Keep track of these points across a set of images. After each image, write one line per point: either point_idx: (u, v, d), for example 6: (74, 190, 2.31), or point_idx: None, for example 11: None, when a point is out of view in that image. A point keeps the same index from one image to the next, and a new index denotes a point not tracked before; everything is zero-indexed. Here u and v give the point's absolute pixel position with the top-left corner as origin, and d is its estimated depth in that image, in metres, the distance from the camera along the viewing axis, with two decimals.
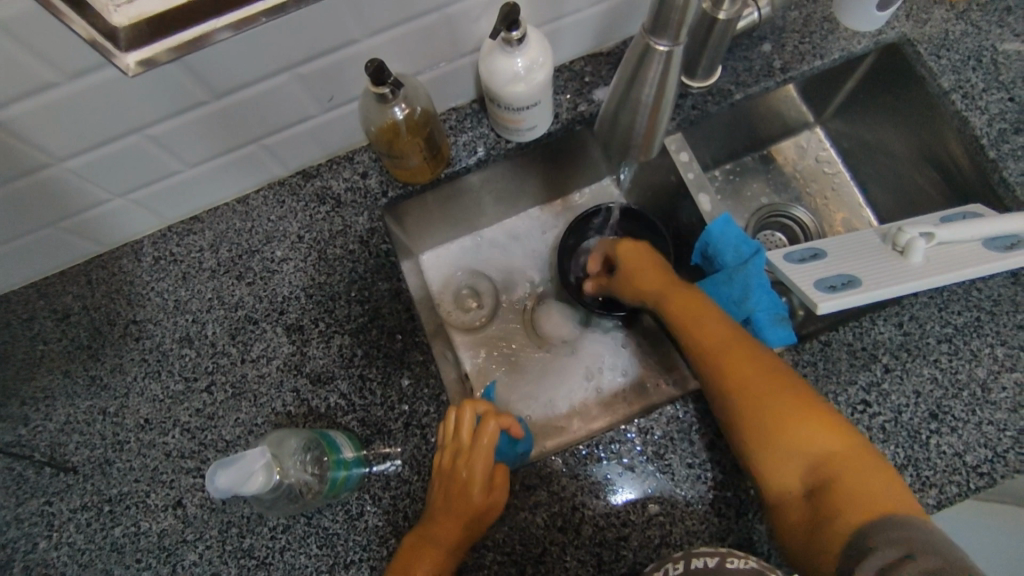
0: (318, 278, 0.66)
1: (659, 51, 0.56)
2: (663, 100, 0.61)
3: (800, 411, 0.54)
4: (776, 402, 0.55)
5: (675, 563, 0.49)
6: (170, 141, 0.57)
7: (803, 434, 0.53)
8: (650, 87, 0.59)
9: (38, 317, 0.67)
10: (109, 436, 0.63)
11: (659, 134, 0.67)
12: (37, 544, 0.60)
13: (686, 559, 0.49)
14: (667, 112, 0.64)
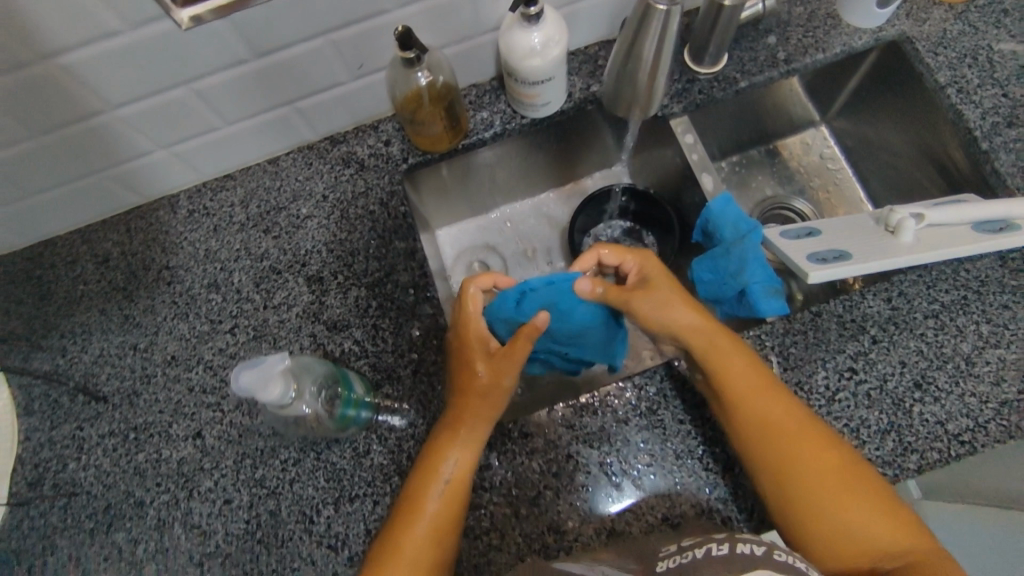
0: (340, 235, 0.71)
1: (658, 10, 0.61)
2: (663, 59, 0.66)
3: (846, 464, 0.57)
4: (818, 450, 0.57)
5: (720, 545, 0.47)
6: (215, 97, 0.63)
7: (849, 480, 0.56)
8: (650, 45, 0.64)
9: (80, 259, 0.72)
10: (139, 370, 0.68)
11: (658, 93, 0.71)
12: (67, 465, 0.65)
13: (732, 542, 0.46)
14: (664, 73, 0.68)
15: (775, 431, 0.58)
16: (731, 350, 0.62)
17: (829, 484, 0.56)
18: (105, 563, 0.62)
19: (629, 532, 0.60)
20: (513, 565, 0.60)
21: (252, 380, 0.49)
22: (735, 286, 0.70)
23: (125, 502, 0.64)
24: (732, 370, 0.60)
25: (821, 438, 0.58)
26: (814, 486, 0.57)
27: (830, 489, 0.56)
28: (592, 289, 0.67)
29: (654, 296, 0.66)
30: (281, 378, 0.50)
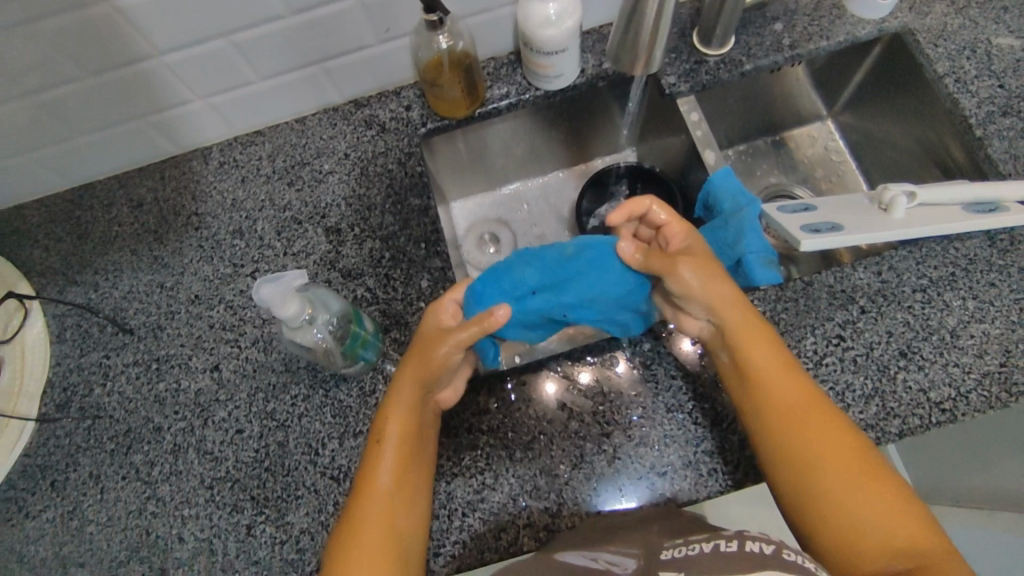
0: (359, 190, 0.75)
1: None
2: (661, 25, 0.70)
3: (849, 454, 0.56)
4: (824, 437, 0.57)
5: (727, 541, 0.41)
6: (251, 52, 0.68)
7: (852, 468, 0.55)
8: (650, 13, 0.69)
9: (116, 203, 0.77)
10: (165, 306, 0.72)
11: (657, 59, 0.76)
12: (92, 390, 0.70)
13: (741, 538, 0.41)
14: (663, 41, 0.72)
15: (781, 415, 0.58)
16: (744, 327, 0.60)
17: (834, 473, 0.55)
18: (123, 482, 0.66)
19: (618, 477, 0.63)
20: (504, 504, 0.62)
21: (273, 294, 0.53)
22: (732, 256, 0.73)
23: (144, 426, 0.68)
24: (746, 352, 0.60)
25: (821, 422, 0.57)
26: (819, 472, 0.56)
27: (836, 474, 0.55)
28: (632, 252, 0.62)
29: (691, 260, 0.61)
30: (297, 299, 0.55)
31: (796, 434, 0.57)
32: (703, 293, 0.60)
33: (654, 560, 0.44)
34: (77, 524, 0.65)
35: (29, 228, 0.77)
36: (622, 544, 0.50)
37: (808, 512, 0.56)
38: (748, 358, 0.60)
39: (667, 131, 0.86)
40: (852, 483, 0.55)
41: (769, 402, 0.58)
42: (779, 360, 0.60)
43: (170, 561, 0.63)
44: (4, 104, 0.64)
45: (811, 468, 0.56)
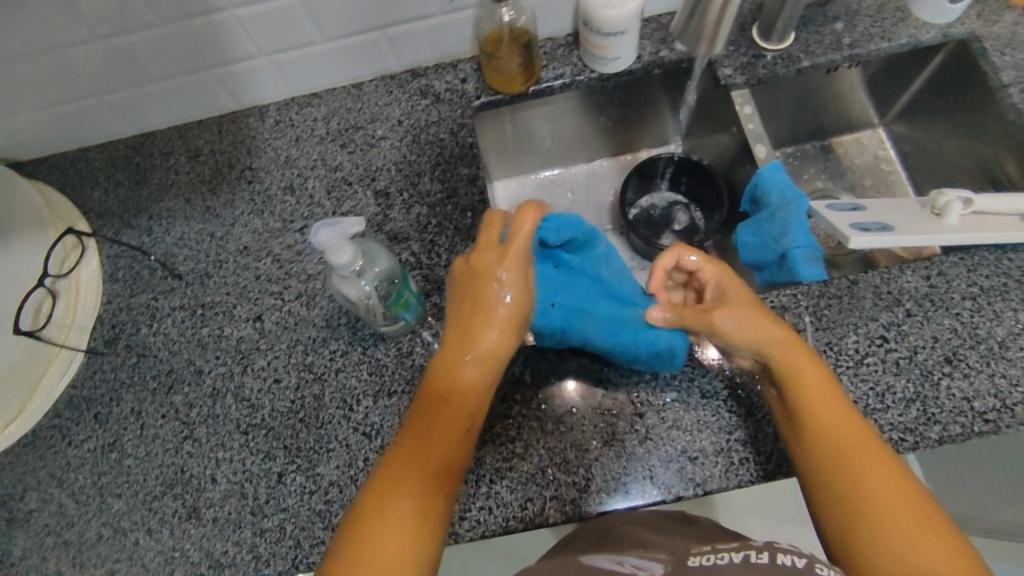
0: (409, 156, 0.76)
1: None
2: (730, 9, 0.71)
3: (882, 463, 0.51)
4: (855, 442, 0.53)
5: (758, 551, 0.38)
6: (319, 12, 0.69)
7: (882, 476, 0.51)
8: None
9: (175, 153, 0.80)
10: (213, 255, 0.74)
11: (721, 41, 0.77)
12: (139, 329, 0.72)
13: (771, 550, 0.38)
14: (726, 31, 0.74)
15: (813, 416, 0.55)
16: (788, 348, 0.58)
17: (865, 478, 0.51)
18: (162, 420, 0.68)
19: (648, 458, 0.63)
20: (533, 474, 0.63)
21: (330, 239, 0.55)
22: (777, 250, 0.73)
23: (186, 368, 0.69)
24: (792, 372, 0.57)
25: (863, 444, 0.53)
26: (847, 475, 0.51)
27: (863, 477, 0.51)
28: (664, 317, 0.63)
29: (728, 308, 0.60)
30: (350, 247, 0.56)
31: (829, 440, 0.53)
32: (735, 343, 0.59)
33: (680, 565, 0.41)
34: (117, 457, 0.66)
35: (91, 170, 0.80)
36: (653, 543, 0.49)
37: (833, 520, 0.51)
38: (793, 374, 0.57)
39: (718, 124, 0.85)
40: (891, 508, 0.49)
41: (808, 416, 0.55)
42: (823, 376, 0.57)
43: (201, 501, 0.64)
44: (78, 45, 0.67)
45: (847, 485, 0.51)
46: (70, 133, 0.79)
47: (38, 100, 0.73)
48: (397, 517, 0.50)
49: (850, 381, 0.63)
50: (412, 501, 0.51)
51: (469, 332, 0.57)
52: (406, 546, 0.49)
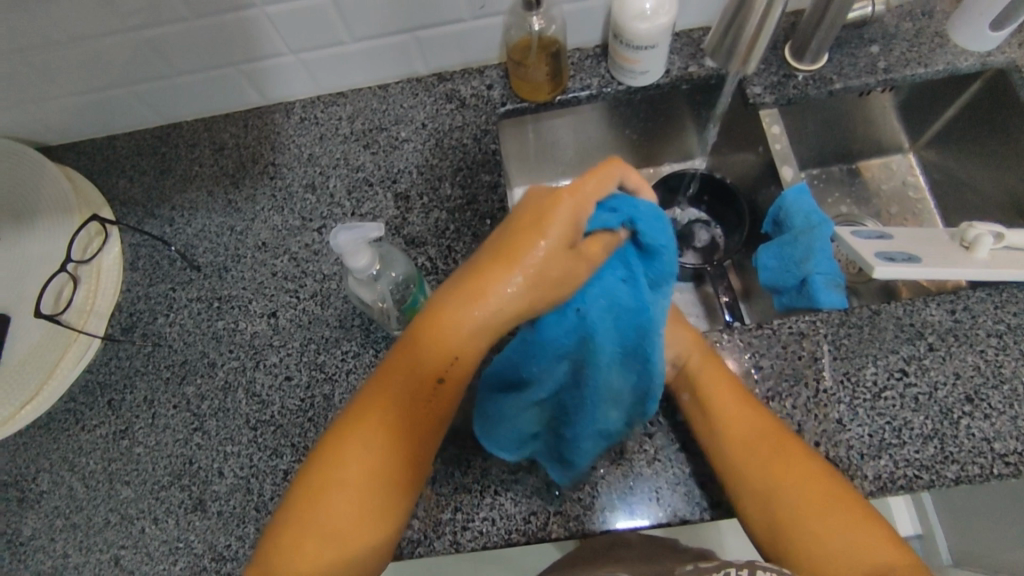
0: (431, 160, 0.76)
1: None
2: (766, 29, 0.69)
3: (796, 463, 0.55)
4: (767, 450, 0.56)
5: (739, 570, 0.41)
6: (350, 13, 0.70)
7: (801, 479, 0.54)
8: (757, 14, 0.68)
9: (200, 145, 0.80)
10: (232, 248, 0.75)
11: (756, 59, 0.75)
12: (156, 319, 0.72)
13: (753, 568, 0.41)
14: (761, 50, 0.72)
15: (724, 431, 0.58)
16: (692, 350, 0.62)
17: (786, 487, 0.54)
18: (173, 410, 0.68)
19: (656, 478, 0.62)
20: (538, 488, 0.62)
21: (349, 242, 0.55)
22: (798, 275, 0.71)
23: (200, 360, 0.70)
24: (699, 378, 0.61)
25: (768, 437, 0.57)
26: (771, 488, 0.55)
27: (784, 485, 0.55)
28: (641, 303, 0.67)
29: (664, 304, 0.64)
30: (368, 251, 0.56)
31: (742, 454, 0.57)
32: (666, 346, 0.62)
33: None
34: (127, 444, 0.67)
35: (117, 158, 0.81)
36: (655, 568, 0.48)
37: (769, 531, 0.55)
38: (699, 381, 0.60)
39: (744, 142, 0.84)
40: (812, 503, 0.53)
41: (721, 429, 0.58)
42: (722, 374, 0.61)
43: (207, 493, 0.65)
44: (112, 36, 0.68)
45: (769, 490, 0.55)
46: (100, 121, 0.80)
47: (72, 87, 0.74)
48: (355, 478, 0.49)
49: (867, 414, 0.62)
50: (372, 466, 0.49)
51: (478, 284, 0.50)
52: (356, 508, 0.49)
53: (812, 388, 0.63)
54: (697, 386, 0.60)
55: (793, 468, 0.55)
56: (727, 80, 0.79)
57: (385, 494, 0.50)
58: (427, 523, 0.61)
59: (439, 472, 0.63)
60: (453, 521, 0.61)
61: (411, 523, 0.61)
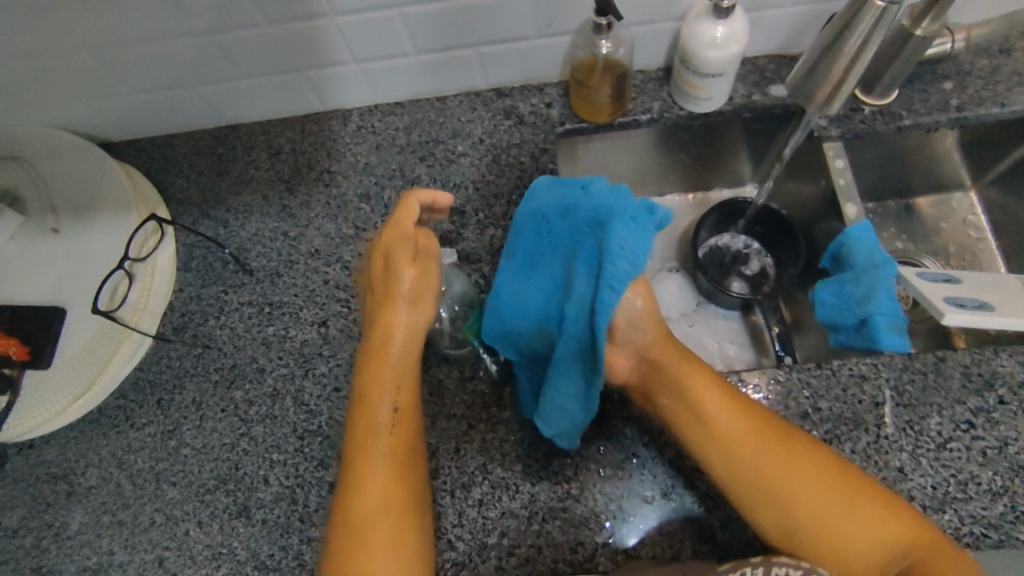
0: (488, 176, 0.75)
1: (874, 5, 0.61)
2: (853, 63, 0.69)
3: (795, 462, 0.55)
4: (769, 458, 0.55)
5: (755, 568, 0.46)
6: (418, 26, 0.69)
7: (808, 477, 0.54)
8: (853, 45, 0.64)
9: (256, 148, 0.81)
10: (285, 254, 0.75)
11: (842, 100, 0.71)
12: (207, 320, 0.73)
13: (767, 566, 0.46)
14: (849, 87, 0.69)
15: (726, 446, 0.56)
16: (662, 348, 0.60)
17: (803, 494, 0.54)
18: (221, 414, 0.68)
19: (708, 517, 0.61)
20: (587, 517, 0.61)
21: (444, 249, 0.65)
22: (859, 314, 0.69)
23: (249, 365, 0.70)
24: (680, 379, 0.58)
25: (765, 442, 0.56)
26: (789, 497, 0.54)
27: (796, 490, 0.54)
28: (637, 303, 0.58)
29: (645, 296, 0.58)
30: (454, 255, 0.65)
31: (748, 467, 0.55)
32: (622, 320, 0.58)
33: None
34: (175, 445, 0.67)
35: (175, 157, 0.82)
36: None
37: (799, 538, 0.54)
38: (682, 383, 0.58)
39: (803, 173, 0.82)
40: (825, 498, 0.54)
41: (719, 443, 0.56)
42: (710, 381, 0.58)
43: (252, 500, 0.64)
44: (185, 39, 0.68)
45: (783, 498, 0.54)
46: (161, 119, 0.81)
47: (138, 86, 0.75)
48: (372, 507, 0.53)
49: (930, 464, 0.60)
50: (383, 489, 0.54)
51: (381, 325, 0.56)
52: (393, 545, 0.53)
53: (873, 434, 0.62)
54: (680, 390, 0.58)
55: (796, 469, 0.54)
56: (794, 111, 0.77)
57: (403, 508, 0.54)
58: (473, 545, 0.61)
59: (487, 494, 0.62)
60: (499, 546, 0.60)
61: (456, 545, 0.61)
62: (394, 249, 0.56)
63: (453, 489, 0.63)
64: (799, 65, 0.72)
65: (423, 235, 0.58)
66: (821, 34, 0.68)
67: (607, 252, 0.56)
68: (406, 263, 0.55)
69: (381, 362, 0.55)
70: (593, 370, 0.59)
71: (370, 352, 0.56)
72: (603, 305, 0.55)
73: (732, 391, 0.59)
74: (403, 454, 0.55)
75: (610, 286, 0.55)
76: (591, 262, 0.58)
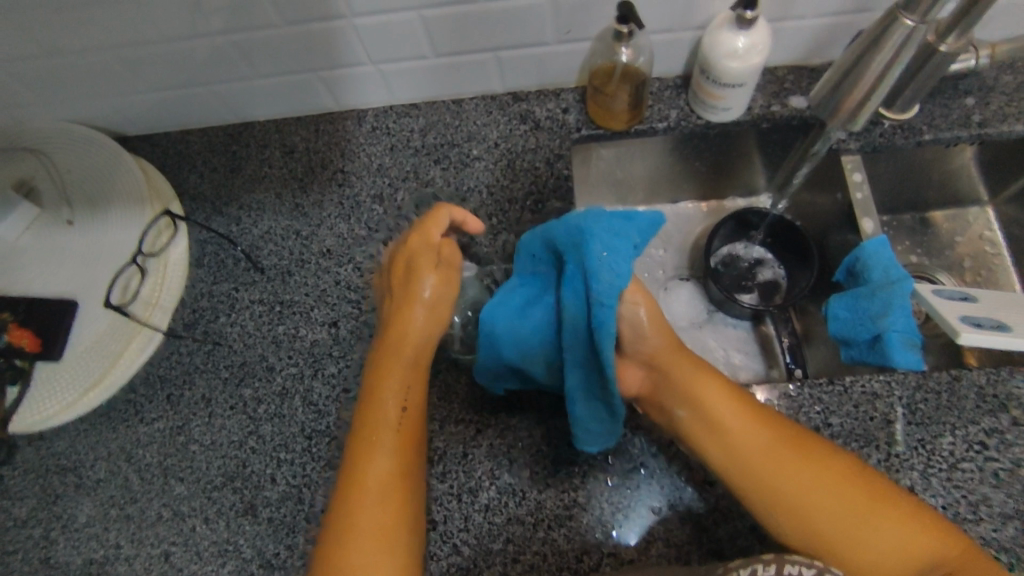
0: (503, 181, 0.75)
1: (904, 25, 0.61)
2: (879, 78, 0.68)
3: (816, 472, 0.53)
4: (789, 468, 0.53)
5: (765, 567, 0.45)
6: (437, 29, 0.69)
7: (829, 486, 0.52)
8: (881, 63, 0.64)
9: (271, 146, 0.81)
10: (297, 253, 0.75)
11: (864, 119, 0.71)
12: (218, 317, 0.73)
13: (780, 564, 0.44)
14: (873, 107, 0.69)
15: (745, 460, 0.54)
16: (676, 360, 0.58)
17: (826, 505, 0.52)
18: (230, 411, 0.68)
19: (715, 530, 0.60)
20: (593, 527, 0.61)
21: None
22: (873, 329, 0.68)
23: (259, 363, 0.70)
24: (692, 389, 0.56)
25: (783, 453, 0.54)
26: (812, 510, 0.52)
27: (819, 501, 0.52)
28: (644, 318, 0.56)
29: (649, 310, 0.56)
30: None
31: (769, 480, 0.53)
32: (626, 329, 0.57)
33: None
34: (183, 441, 0.67)
35: (189, 153, 0.82)
36: None
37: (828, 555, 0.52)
38: (694, 393, 0.56)
39: (820, 185, 0.82)
40: (848, 509, 0.52)
41: (737, 455, 0.54)
42: (724, 392, 0.56)
43: (259, 499, 0.64)
44: (205, 37, 0.68)
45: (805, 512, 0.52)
46: (176, 115, 0.81)
47: (155, 82, 0.75)
48: (370, 505, 0.52)
49: (941, 484, 0.60)
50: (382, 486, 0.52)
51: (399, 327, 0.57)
52: (385, 541, 0.51)
53: (884, 451, 0.61)
54: (693, 401, 0.56)
55: (816, 480, 0.53)
56: (812, 123, 0.77)
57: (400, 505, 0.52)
58: (478, 550, 0.60)
59: (494, 500, 0.62)
60: (504, 552, 0.60)
61: (461, 549, 0.60)
62: (418, 258, 0.58)
63: (459, 494, 0.62)
64: (823, 81, 0.72)
65: (448, 250, 0.60)
66: (846, 52, 0.68)
67: (588, 269, 0.52)
68: (428, 270, 0.58)
69: (394, 361, 0.56)
70: (606, 391, 0.56)
71: (384, 350, 0.57)
72: (600, 324, 0.51)
73: (741, 396, 0.57)
74: (408, 454, 0.54)
75: (602, 304, 0.51)
76: (577, 279, 0.54)
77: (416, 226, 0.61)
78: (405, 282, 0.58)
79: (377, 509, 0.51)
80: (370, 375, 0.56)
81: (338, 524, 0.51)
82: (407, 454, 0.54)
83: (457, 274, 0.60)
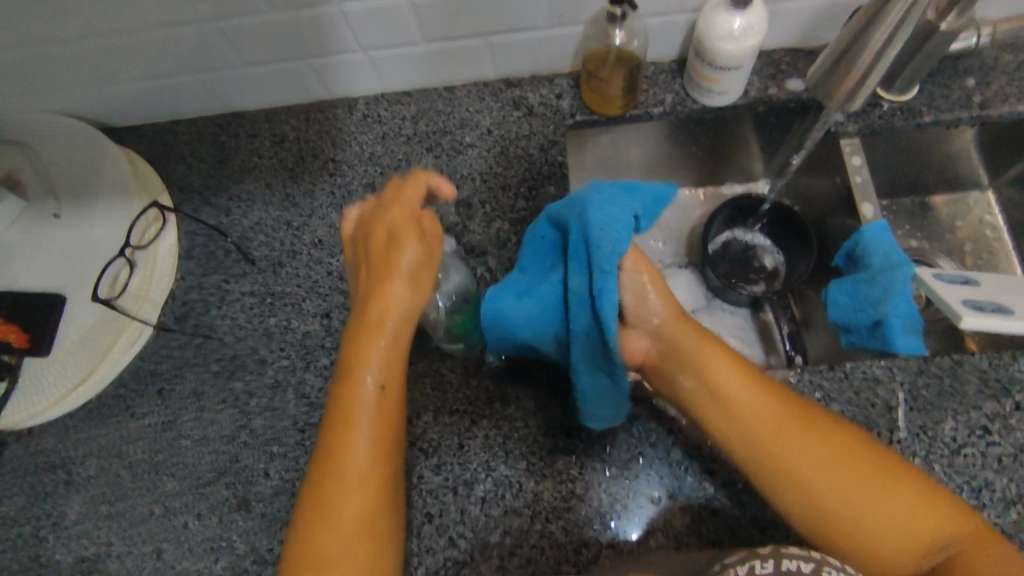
0: (496, 168, 0.74)
1: None
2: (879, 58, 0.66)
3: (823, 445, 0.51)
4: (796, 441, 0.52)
5: (763, 561, 0.40)
6: (427, 13, 0.68)
7: (837, 459, 0.51)
8: (878, 41, 0.63)
9: (261, 136, 0.79)
10: (288, 244, 0.74)
11: (862, 100, 0.70)
12: (209, 310, 0.72)
13: (777, 558, 0.40)
14: (870, 87, 0.67)
15: (753, 432, 0.53)
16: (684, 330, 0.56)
17: (835, 479, 0.50)
18: (221, 405, 0.67)
19: (715, 519, 0.59)
20: (591, 518, 0.60)
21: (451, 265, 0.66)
22: (873, 316, 0.67)
23: (250, 356, 0.69)
24: (699, 363, 0.55)
25: (788, 425, 0.52)
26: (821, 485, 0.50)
27: (829, 475, 0.50)
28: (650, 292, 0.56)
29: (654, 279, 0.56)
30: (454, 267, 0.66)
31: (776, 454, 0.52)
32: (631, 302, 0.56)
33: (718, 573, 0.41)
34: (174, 436, 0.66)
35: (177, 145, 0.80)
36: None
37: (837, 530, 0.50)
38: (704, 368, 0.54)
39: (818, 170, 0.80)
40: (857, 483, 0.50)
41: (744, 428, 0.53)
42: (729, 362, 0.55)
43: (251, 494, 0.63)
44: (191, 24, 0.67)
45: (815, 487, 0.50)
46: (164, 105, 0.79)
47: (141, 72, 0.73)
48: (350, 488, 0.50)
49: (944, 471, 0.59)
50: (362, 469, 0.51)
51: (376, 303, 0.53)
52: (365, 523, 0.50)
53: (885, 438, 0.60)
54: (700, 374, 0.54)
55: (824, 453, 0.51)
56: (810, 106, 0.76)
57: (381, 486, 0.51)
58: (475, 543, 0.60)
59: (490, 492, 0.61)
60: (501, 544, 0.59)
61: (457, 542, 0.60)
62: (396, 228, 0.55)
63: (455, 487, 0.62)
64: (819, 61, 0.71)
65: (426, 219, 0.57)
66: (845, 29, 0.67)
67: (590, 238, 0.52)
68: (411, 242, 0.54)
69: (374, 341, 0.53)
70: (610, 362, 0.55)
71: (361, 327, 0.53)
72: (605, 295, 0.52)
73: (746, 367, 0.55)
74: (388, 435, 0.52)
75: (603, 270, 0.51)
76: (580, 249, 0.54)
77: (392, 193, 0.57)
78: (382, 254, 0.55)
79: (356, 491, 0.50)
80: (348, 354, 0.53)
81: (318, 501, 0.50)
82: (388, 435, 0.52)
83: (439, 248, 0.57)
